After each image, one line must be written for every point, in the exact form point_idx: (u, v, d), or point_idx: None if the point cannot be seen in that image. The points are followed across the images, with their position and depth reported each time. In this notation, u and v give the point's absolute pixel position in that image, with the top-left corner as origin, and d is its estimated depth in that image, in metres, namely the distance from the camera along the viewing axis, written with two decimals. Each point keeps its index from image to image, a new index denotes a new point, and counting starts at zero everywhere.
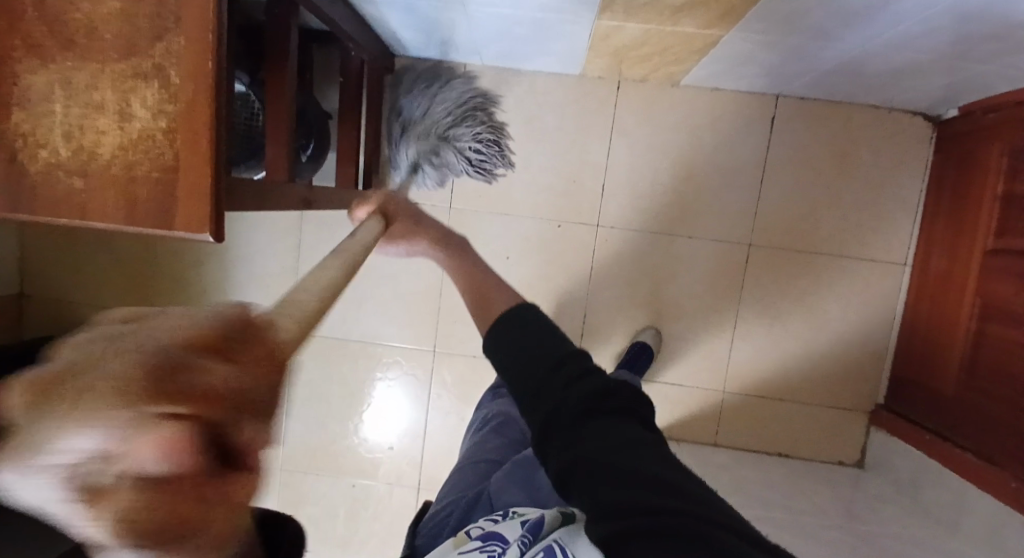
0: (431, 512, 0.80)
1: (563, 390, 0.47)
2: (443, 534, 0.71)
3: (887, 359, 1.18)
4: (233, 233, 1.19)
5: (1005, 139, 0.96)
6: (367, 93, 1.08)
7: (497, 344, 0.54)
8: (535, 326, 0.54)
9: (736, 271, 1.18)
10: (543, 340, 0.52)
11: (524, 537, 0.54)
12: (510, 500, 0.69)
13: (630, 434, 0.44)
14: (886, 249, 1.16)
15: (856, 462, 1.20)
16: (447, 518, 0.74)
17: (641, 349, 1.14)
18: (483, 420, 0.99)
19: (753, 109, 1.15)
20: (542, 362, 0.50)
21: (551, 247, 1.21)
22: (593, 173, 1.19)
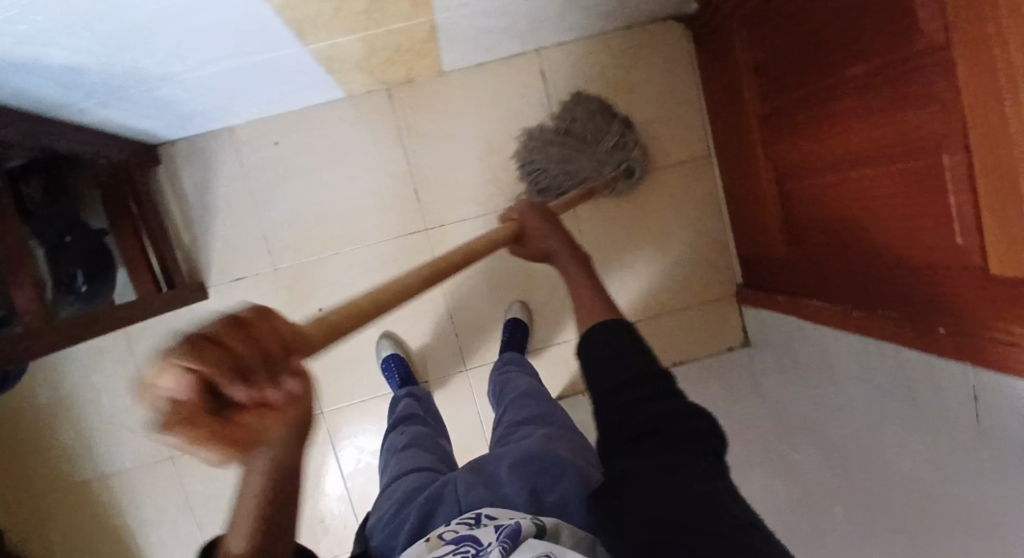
0: (381, 515, 0.74)
1: (629, 405, 0.51)
2: (402, 540, 0.65)
3: (731, 243, 1.24)
4: (71, 383, 1.13)
5: (737, 17, 1.02)
6: (132, 197, 1.03)
7: (584, 351, 0.58)
8: (621, 340, 0.58)
9: (571, 220, 1.20)
10: (633, 356, 0.55)
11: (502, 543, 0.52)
12: (475, 500, 0.67)
13: (684, 456, 0.46)
14: (690, 149, 1.22)
15: (743, 342, 1.26)
16: (403, 518, 0.70)
17: (513, 327, 1.18)
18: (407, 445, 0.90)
19: (522, 67, 1.16)
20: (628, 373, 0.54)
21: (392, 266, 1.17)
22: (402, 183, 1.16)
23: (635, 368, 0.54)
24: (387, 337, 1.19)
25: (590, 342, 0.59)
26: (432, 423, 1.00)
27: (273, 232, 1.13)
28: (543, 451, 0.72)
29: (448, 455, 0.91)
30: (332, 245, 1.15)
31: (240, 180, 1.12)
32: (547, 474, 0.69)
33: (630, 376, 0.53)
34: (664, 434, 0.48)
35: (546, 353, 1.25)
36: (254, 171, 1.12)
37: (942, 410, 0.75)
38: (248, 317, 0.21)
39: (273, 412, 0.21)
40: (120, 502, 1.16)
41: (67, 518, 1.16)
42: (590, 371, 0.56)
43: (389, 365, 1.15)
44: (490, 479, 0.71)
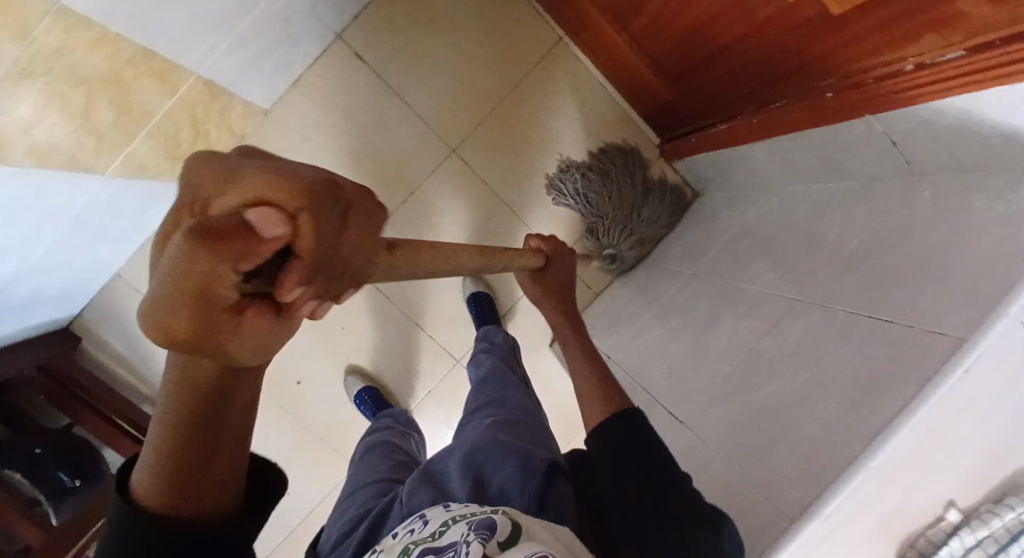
0: (330, 537, 0.74)
1: (654, 497, 0.60)
2: (351, 551, 0.68)
3: (626, 110, 1.17)
4: None
5: None
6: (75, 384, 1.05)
7: (600, 444, 0.69)
8: (647, 431, 0.68)
9: (466, 175, 1.15)
10: (646, 438, 0.68)
11: (481, 536, 0.47)
12: (418, 501, 0.68)
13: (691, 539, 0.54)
14: (536, 45, 1.13)
15: (693, 195, 1.19)
16: (348, 541, 0.70)
17: (478, 301, 1.16)
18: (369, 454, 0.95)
19: (332, 63, 1.08)
20: (647, 465, 0.64)
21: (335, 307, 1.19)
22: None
23: (659, 455, 0.65)
24: (355, 374, 1.19)
25: (606, 431, 0.70)
26: (398, 432, 1.03)
27: None
28: (487, 443, 0.74)
29: (412, 458, 0.97)
30: None
31: None
32: (492, 463, 0.71)
33: (646, 463, 0.64)
34: (683, 524, 0.56)
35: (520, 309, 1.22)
36: None
37: (861, 166, 0.69)
38: (350, 206, 0.21)
39: (265, 316, 0.19)
40: None
41: None
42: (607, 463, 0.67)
43: (365, 398, 1.14)
44: (438, 477, 0.73)
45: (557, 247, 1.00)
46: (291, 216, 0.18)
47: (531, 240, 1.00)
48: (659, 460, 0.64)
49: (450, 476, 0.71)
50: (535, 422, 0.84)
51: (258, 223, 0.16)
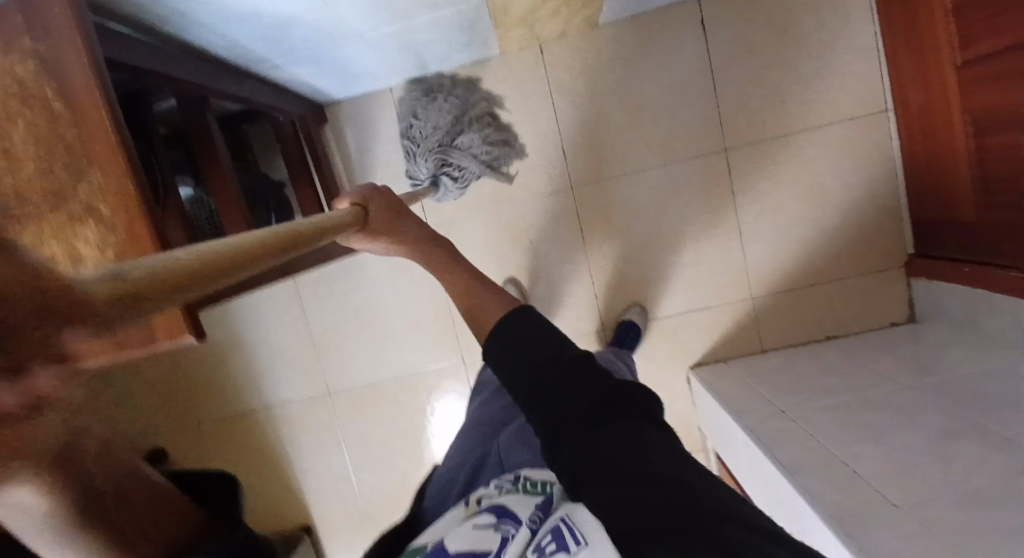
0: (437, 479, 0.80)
1: (569, 389, 0.52)
2: (456, 492, 0.73)
3: (903, 208, 1.13)
4: (241, 322, 1.23)
5: None
6: (311, 152, 1.09)
7: (498, 357, 0.57)
8: (533, 327, 0.58)
9: (722, 179, 1.14)
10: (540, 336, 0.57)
11: (534, 515, 0.53)
12: (519, 460, 0.74)
13: (644, 435, 0.48)
14: (862, 104, 1.11)
15: (908, 317, 1.16)
16: (454, 482, 0.76)
17: (627, 329, 1.13)
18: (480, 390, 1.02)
19: (678, 19, 1.10)
20: (545, 368, 0.54)
21: (545, 216, 1.17)
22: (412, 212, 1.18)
23: (547, 357, 0.54)
24: (513, 283, 1.18)
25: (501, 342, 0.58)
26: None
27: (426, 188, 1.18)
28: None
29: None
30: (477, 204, 1.18)
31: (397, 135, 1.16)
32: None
33: (546, 377, 0.53)
34: (608, 421, 0.50)
35: (689, 320, 1.19)
36: None
37: None
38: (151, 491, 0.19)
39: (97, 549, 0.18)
40: (282, 431, 1.27)
41: (238, 448, 1.29)
42: (516, 366, 0.55)
43: None
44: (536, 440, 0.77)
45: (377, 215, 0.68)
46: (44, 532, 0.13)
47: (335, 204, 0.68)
48: (549, 356, 0.55)
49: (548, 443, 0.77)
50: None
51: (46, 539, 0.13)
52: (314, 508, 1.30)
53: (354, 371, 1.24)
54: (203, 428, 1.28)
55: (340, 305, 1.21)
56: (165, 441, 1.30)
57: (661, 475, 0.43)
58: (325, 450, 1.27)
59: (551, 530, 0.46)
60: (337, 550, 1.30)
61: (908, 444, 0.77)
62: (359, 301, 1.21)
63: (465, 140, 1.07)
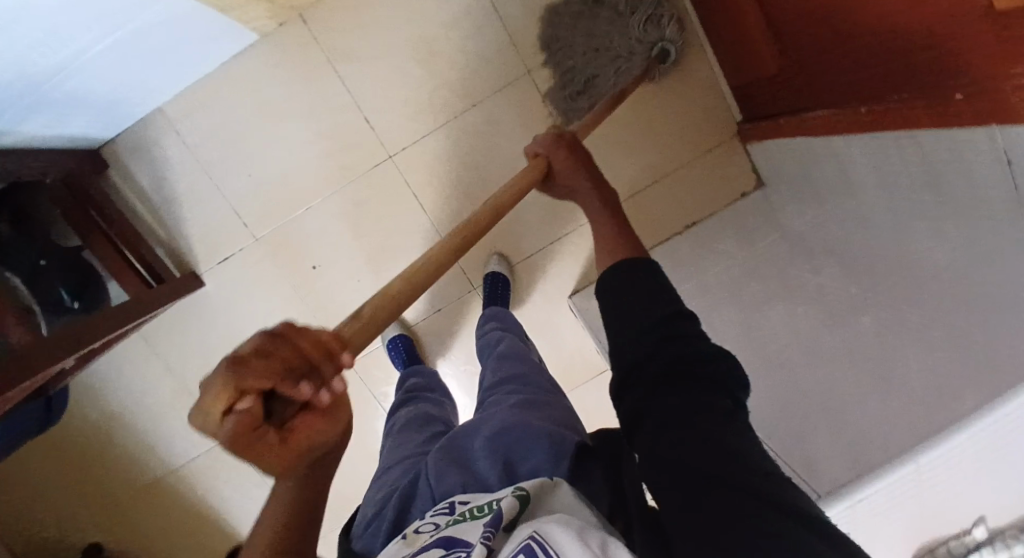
0: (364, 515, 0.70)
1: (659, 342, 0.46)
2: (385, 531, 0.63)
3: (718, 77, 1.11)
4: (110, 396, 1.16)
5: None
6: (94, 206, 1.02)
7: (605, 296, 0.54)
8: (642, 278, 0.53)
9: (536, 100, 1.09)
10: (648, 284, 0.52)
11: (488, 532, 0.42)
12: (446, 485, 0.63)
13: (717, 404, 0.40)
14: None
15: (757, 184, 1.15)
16: (383, 514, 0.66)
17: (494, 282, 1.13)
18: (409, 418, 0.95)
19: None
20: (641, 315, 0.49)
21: (377, 192, 1.13)
22: (236, 230, 1.11)
23: (648, 303, 0.49)
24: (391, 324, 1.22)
25: (613, 280, 0.54)
26: (432, 405, 1.00)
27: (243, 203, 1.11)
28: (507, 419, 0.68)
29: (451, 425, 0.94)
30: (301, 203, 1.12)
31: (189, 158, 1.08)
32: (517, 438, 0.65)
33: (646, 315, 0.49)
34: (685, 380, 0.42)
35: (551, 254, 1.18)
36: (201, 148, 1.08)
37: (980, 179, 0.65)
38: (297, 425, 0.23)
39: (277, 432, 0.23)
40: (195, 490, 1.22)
41: (158, 518, 1.23)
42: (614, 304, 0.52)
43: (396, 344, 1.17)
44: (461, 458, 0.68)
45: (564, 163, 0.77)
46: (239, 405, 0.19)
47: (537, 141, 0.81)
48: (652, 308, 0.49)
49: (478, 453, 0.66)
50: (558, 402, 0.77)
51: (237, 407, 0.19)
52: None
53: None
54: (116, 509, 1.22)
55: (199, 347, 1.15)
56: (79, 536, 1.22)
57: (727, 444, 0.35)
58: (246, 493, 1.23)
59: (523, 546, 0.36)
60: None
61: None
62: (221, 336, 1.15)
63: (604, 20, 1.00)
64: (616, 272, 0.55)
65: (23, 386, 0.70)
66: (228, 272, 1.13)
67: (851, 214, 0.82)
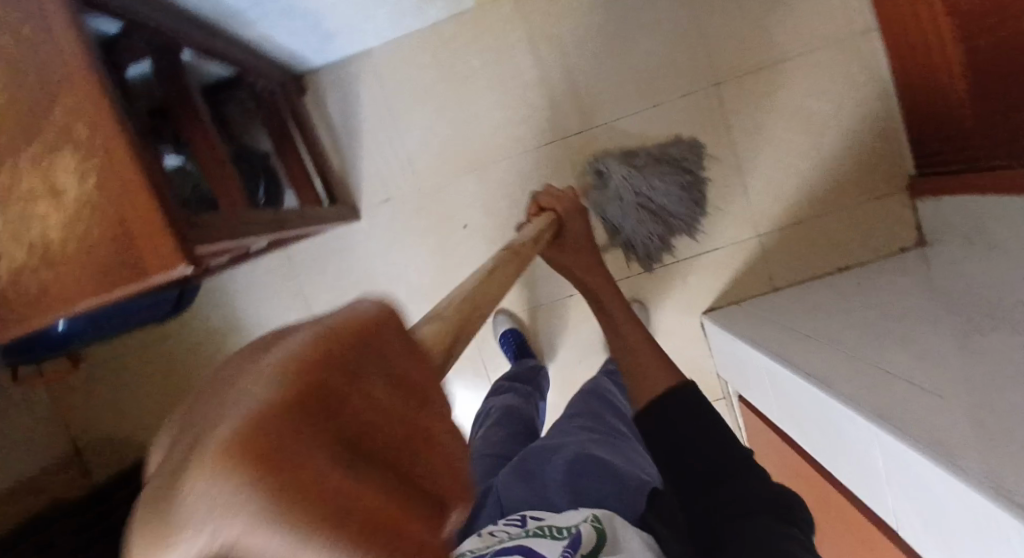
0: (440, 510, 0.79)
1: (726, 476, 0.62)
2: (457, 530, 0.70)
3: (901, 126, 1.11)
4: (235, 307, 1.16)
5: None
6: (292, 118, 1.06)
7: (657, 422, 0.70)
8: (698, 408, 0.69)
9: (716, 112, 1.11)
10: (702, 417, 0.68)
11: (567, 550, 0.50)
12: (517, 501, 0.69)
13: (778, 532, 0.55)
14: (849, 23, 1.09)
15: (918, 241, 1.13)
16: (456, 514, 0.73)
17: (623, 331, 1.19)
18: (485, 414, 0.97)
19: None
20: (707, 446, 0.65)
21: (546, 168, 1.15)
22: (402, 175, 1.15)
23: (710, 436, 0.66)
24: (503, 315, 1.22)
25: (670, 406, 0.70)
26: (518, 396, 0.99)
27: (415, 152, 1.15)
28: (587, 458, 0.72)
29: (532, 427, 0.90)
30: (467, 163, 1.15)
31: (378, 100, 1.13)
32: (586, 474, 0.69)
33: (711, 459, 0.64)
34: (751, 508, 0.59)
35: (695, 265, 1.16)
36: (391, 91, 1.13)
37: None
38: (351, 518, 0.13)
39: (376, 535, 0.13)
40: None
41: None
42: (676, 432, 0.68)
43: (509, 338, 1.18)
44: (534, 477, 0.72)
45: (568, 207, 1.00)
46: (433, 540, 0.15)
47: (540, 196, 1.01)
48: (714, 444, 0.65)
49: (554, 483, 0.70)
50: (626, 445, 0.81)
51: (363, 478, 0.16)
52: None
53: None
54: None
55: (331, 279, 1.17)
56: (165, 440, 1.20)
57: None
58: None
59: None
60: None
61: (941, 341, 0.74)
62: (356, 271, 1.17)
63: None
64: (668, 400, 0.72)
65: (223, 245, 0.66)
66: (383, 213, 1.16)
67: None
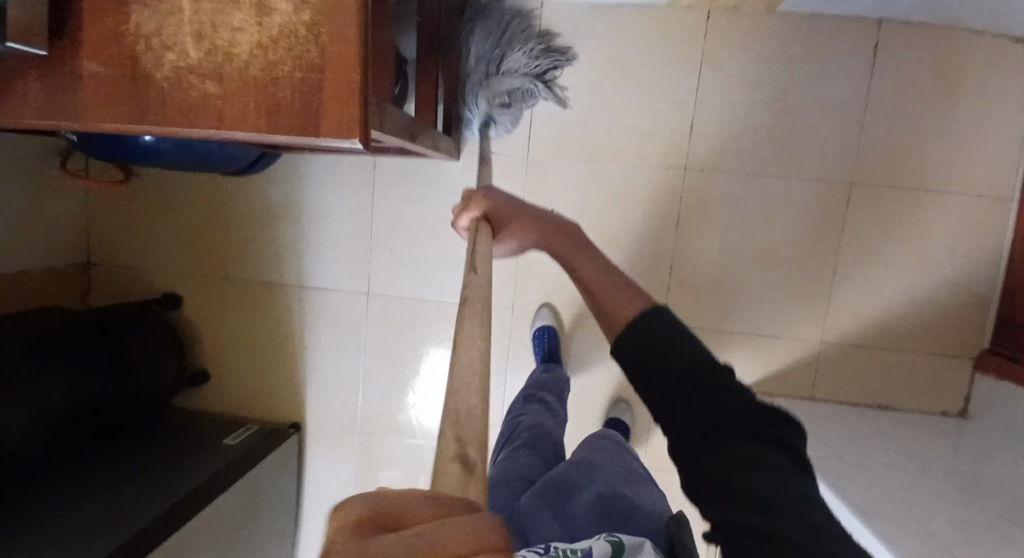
0: None
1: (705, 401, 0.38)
2: None
3: (994, 301, 1.11)
4: (302, 191, 1.13)
5: None
6: (446, 36, 0.99)
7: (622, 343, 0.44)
8: (666, 323, 0.43)
9: (836, 212, 1.10)
10: (674, 335, 0.42)
11: None
12: (545, 531, 0.61)
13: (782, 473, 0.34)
14: (996, 185, 1.08)
15: (959, 411, 1.14)
16: None
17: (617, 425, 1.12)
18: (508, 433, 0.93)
19: (853, 35, 1.05)
20: (679, 366, 0.40)
21: (655, 193, 1.11)
22: (516, 137, 1.11)
23: (681, 353, 0.40)
24: (547, 309, 1.19)
25: (630, 329, 0.43)
26: (542, 413, 0.95)
27: (538, 121, 1.11)
28: (611, 489, 0.67)
29: (558, 453, 0.87)
30: (582, 154, 1.11)
31: None
32: (619, 510, 0.63)
33: (688, 384, 0.39)
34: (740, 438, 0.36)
35: (749, 344, 1.13)
36: None
37: None
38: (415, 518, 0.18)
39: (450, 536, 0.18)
40: (303, 318, 1.18)
41: (253, 317, 1.19)
42: (641, 364, 0.42)
43: (543, 333, 1.14)
44: (563, 508, 0.65)
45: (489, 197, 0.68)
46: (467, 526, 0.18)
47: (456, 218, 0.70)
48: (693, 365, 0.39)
49: (578, 511, 0.64)
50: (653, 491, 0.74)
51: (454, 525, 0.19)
52: (309, 405, 1.20)
53: (397, 282, 1.15)
54: (225, 286, 1.18)
55: (404, 207, 1.13)
56: (179, 284, 1.18)
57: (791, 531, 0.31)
58: (342, 351, 1.18)
59: None
60: (315, 455, 1.20)
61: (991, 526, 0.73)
62: (431, 209, 1.13)
63: None
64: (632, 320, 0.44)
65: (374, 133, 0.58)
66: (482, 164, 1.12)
67: None
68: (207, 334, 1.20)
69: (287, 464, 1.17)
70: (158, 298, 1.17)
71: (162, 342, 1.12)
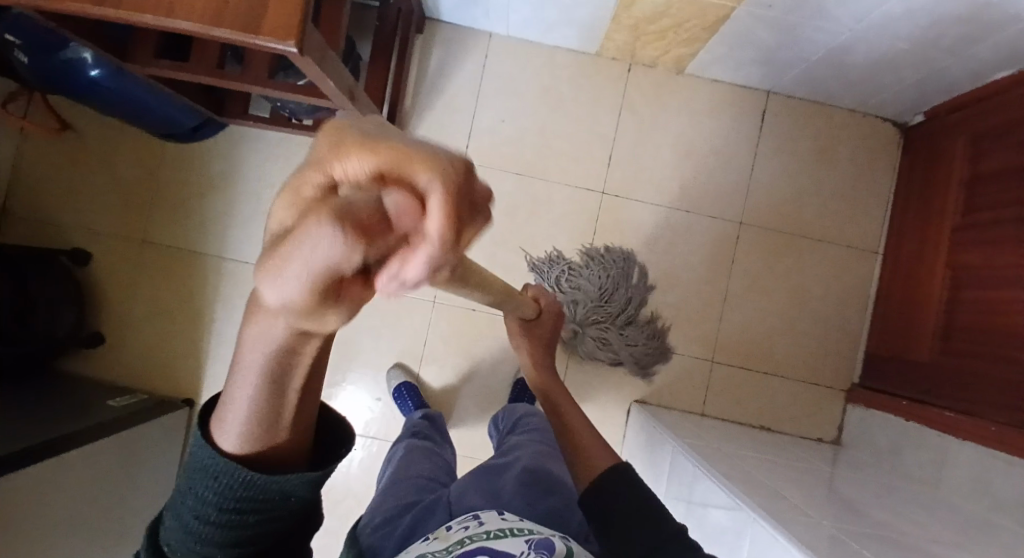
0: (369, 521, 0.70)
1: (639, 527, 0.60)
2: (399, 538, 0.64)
3: (863, 339, 1.26)
4: (241, 163, 1.17)
5: (971, 131, 1.07)
6: (401, 44, 1.11)
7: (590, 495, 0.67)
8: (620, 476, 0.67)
9: (730, 246, 1.25)
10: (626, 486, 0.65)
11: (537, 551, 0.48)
12: (473, 504, 0.67)
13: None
14: (860, 237, 1.27)
15: (834, 439, 1.24)
16: (396, 523, 0.68)
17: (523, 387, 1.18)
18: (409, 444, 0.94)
19: (746, 101, 1.26)
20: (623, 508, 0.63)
21: (577, 210, 1.23)
22: (457, 144, 1.22)
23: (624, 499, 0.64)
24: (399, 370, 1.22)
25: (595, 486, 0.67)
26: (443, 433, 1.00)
27: (478, 134, 1.23)
28: (535, 470, 0.76)
29: (449, 467, 0.91)
30: (514, 167, 1.23)
31: (475, 76, 1.22)
32: (541, 487, 0.72)
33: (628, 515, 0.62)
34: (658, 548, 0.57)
35: (649, 357, 1.22)
36: (491, 76, 1.22)
37: None
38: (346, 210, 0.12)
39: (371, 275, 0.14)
40: (219, 287, 1.16)
41: (167, 283, 1.16)
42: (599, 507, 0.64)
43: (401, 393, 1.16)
44: (487, 488, 0.72)
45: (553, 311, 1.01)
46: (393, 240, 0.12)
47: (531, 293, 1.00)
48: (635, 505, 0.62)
49: (505, 488, 0.71)
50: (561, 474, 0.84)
51: (371, 166, 0.11)
52: (208, 380, 1.15)
53: None
54: (144, 247, 1.16)
55: None
56: (94, 241, 1.16)
57: None
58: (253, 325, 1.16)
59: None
60: None
61: (845, 506, 0.79)
62: None
63: None
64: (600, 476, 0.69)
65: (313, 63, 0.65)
66: None
67: (933, 499, 0.88)
68: (115, 295, 1.16)
69: (173, 439, 1.10)
70: (68, 251, 1.13)
71: (64, 292, 1.07)
